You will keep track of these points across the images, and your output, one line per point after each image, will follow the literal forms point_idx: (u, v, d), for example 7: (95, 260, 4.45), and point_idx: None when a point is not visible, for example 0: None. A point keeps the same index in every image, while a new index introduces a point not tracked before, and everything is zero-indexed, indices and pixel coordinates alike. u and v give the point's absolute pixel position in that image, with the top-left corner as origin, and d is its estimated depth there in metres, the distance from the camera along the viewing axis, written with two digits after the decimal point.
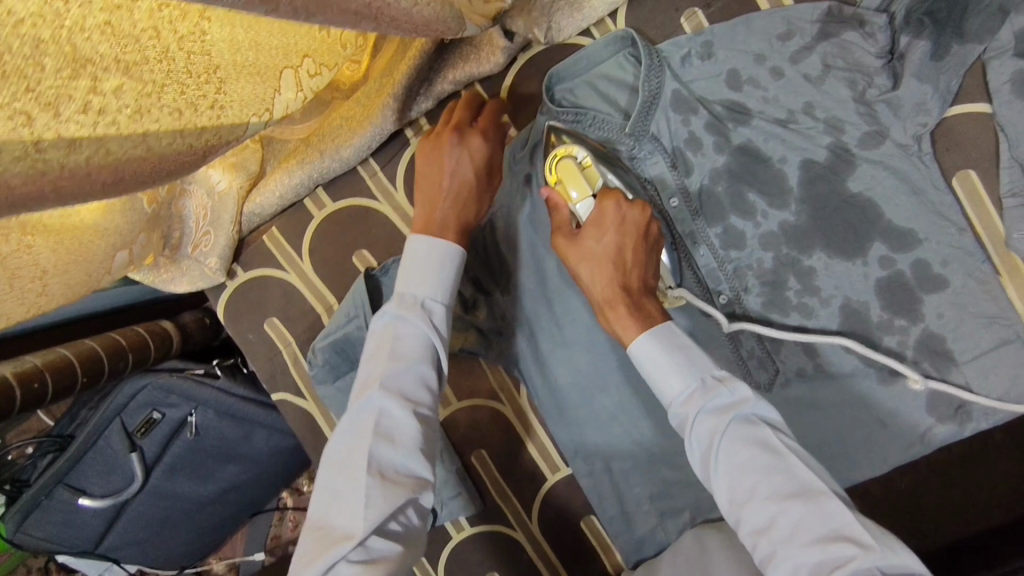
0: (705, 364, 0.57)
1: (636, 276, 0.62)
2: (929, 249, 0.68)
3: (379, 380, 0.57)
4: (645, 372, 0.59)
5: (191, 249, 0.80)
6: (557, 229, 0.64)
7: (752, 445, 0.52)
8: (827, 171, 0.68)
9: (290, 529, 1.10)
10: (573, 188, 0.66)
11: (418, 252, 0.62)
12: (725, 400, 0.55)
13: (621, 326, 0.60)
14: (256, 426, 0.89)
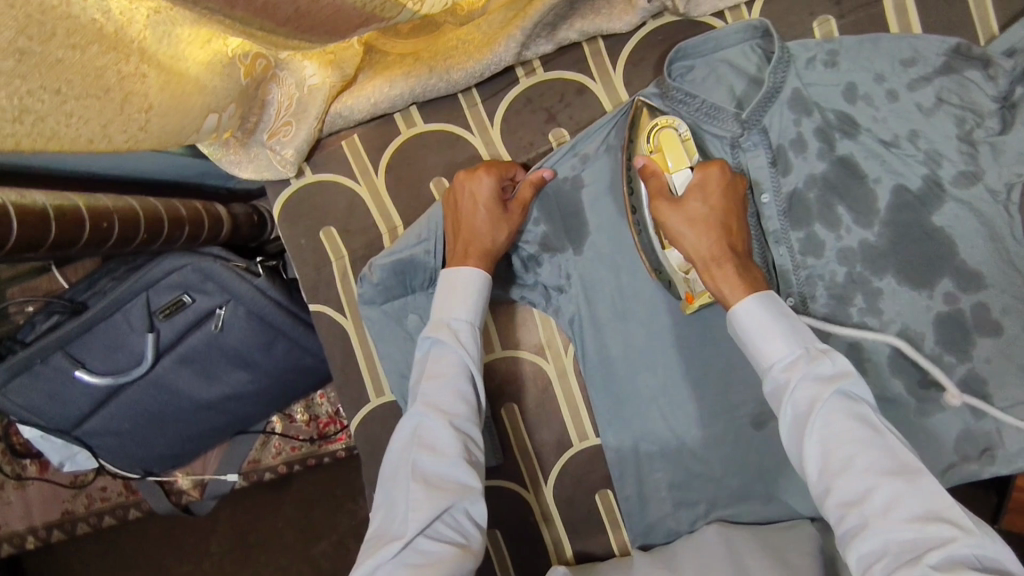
0: (808, 335, 0.60)
1: (739, 238, 0.66)
2: (993, 295, 0.70)
3: (422, 401, 0.65)
4: (747, 334, 0.62)
5: (266, 137, 0.75)
6: (657, 194, 0.68)
7: (852, 417, 0.56)
8: (916, 200, 0.70)
9: (271, 456, 1.06)
10: (670, 158, 0.69)
11: (450, 283, 0.69)
12: (828, 370, 0.58)
13: (726, 283, 0.64)
14: (279, 336, 0.86)
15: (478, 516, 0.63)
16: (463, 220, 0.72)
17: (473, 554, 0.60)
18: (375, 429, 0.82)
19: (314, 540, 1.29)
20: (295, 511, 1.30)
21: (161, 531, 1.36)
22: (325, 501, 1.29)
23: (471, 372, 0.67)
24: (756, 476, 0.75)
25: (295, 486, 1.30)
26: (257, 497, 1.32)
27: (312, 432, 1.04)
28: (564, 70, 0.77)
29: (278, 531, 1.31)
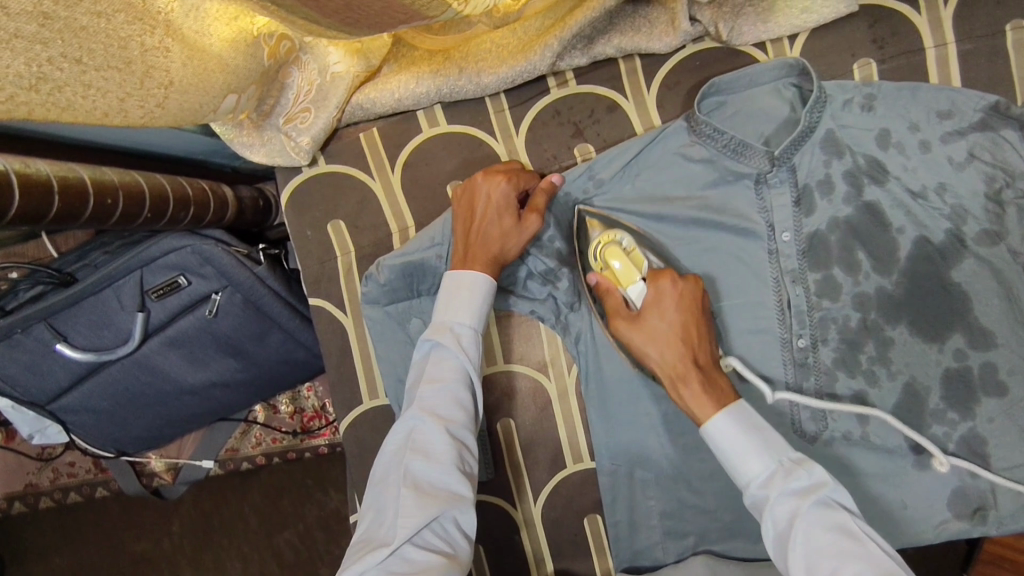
0: (780, 445, 0.59)
1: (704, 352, 0.64)
2: (1003, 355, 0.69)
3: (417, 404, 0.62)
4: (722, 450, 0.60)
5: (282, 121, 0.73)
6: (614, 313, 0.67)
7: (836, 530, 0.53)
8: (937, 254, 0.69)
9: (250, 445, 1.03)
10: (620, 269, 0.68)
11: (454, 285, 0.67)
12: (803, 483, 0.57)
13: (688, 400, 0.62)
14: (274, 327, 0.83)
15: (467, 526, 0.60)
16: (475, 227, 0.69)
17: (460, 567, 0.57)
18: (364, 431, 0.79)
19: (280, 531, 1.26)
20: (263, 500, 1.26)
21: (124, 508, 1.32)
22: (294, 491, 1.25)
23: (471, 377, 0.64)
24: (748, 515, 0.74)
25: (266, 474, 1.26)
26: (226, 482, 1.28)
27: (295, 426, 1.01)
28: (596, 85, 0.75)
29: (244, 519, 1.27)
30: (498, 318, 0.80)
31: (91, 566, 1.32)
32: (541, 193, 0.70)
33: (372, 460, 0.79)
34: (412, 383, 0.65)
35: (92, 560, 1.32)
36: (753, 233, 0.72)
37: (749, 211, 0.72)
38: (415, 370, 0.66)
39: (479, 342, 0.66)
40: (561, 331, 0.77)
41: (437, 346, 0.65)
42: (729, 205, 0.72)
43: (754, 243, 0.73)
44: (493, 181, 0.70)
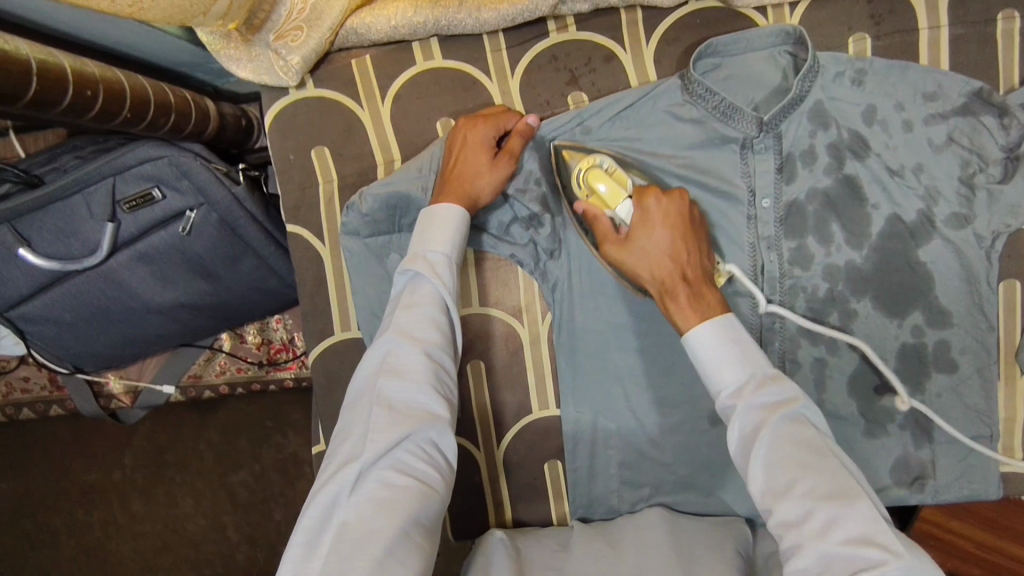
0: (758, 360, 0.60)
1: (693, 262, 0.64)
2: (957, 335, 0.73)
3: (393, 329, 0.62)
4: (699, 360, 0.61)
5: (272, 38, 0.70)
6: (604, 239, 0.67)
7: (798, 444, 0.56)
8: (907, 233, 0.72)
9: (213, 374, 1.02)
10: (606, 191, 0.68)
11: (435, 216, 0.67)
12: (773, 397, 0.58)
13: (678, 313, 0.63)
14: (248, 252, 0.81)
15: (446, 447, 0.61)
16: (452, 168, 0.70)
17: (436, 488, 0.58)
18: (334, 362, 0.79)
19: (235, 469, 1.25)
20: (219, 437, 1.26)
21: (77, 435, 1.30)
22: (253, 430, 1.24)
23: (447, 303, 0.64)
24: (702, 469, 0.77)
25: (226, 409, 1.25)
26: (183, 417, 1.27)
27: (261, 357, 1.00)
28: (595, 32, 0.74)
29: (198, 455, 1.27)
30: (478, 260, 0.79)
31: (39, 491, 1.31)
32: (518, 134, 0.71)
33: (340, 391, 0.79)
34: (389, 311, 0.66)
35: (41, 485, 1.31)
36: (733, 198, 0.73)
37: (733, 175, 0.73)
38: (393, 298, 0.67)
39: (456, 270, 0.66)
40: (538, 278, 0.76)
41: (414, 275, 0.65)
42: (713, 168, 0.73)
43: (733, 208, 0.74)
44: (472, 130, 0.72)
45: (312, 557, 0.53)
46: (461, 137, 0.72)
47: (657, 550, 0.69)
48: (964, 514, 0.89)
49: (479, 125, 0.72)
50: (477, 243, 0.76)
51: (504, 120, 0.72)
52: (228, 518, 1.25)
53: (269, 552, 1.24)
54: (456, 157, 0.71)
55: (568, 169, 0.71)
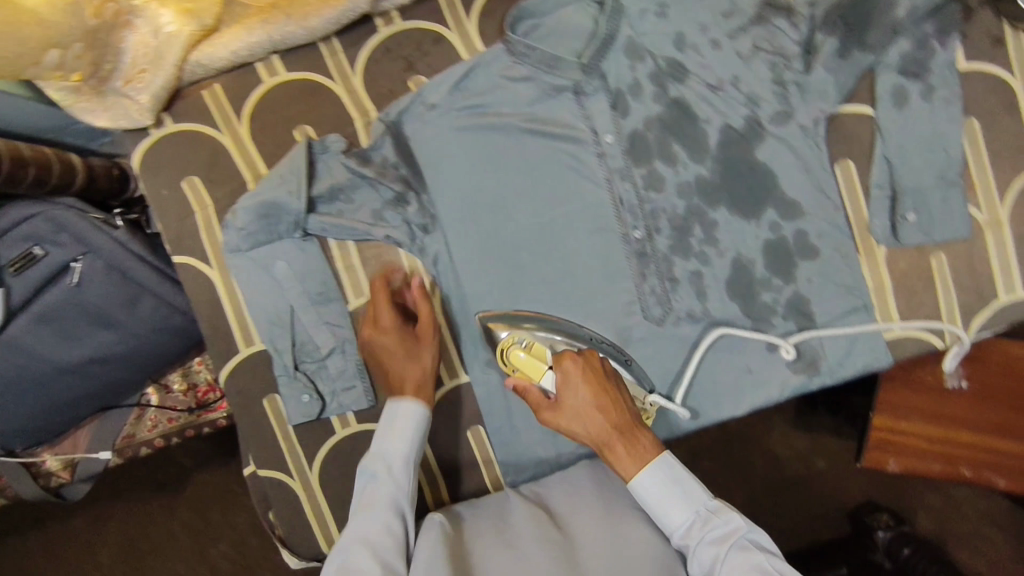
0: (699, 496, 0.70)
1: (620, 415, 0.73)
2: (810, 222, 0.79)
3: (372, 500, 0.72)
4: (648, 503, 0.71)
5: (122, 84, 0.75)
6: (539, 408, 0.75)
7: (749, 569, 0.64)
8: (741, 138, 0.78)
9: (146, 430, 1.03)
10: (527, 365, 0.76)
11: (393, 417, 0.76)
12: (720, 531, 0.68)
13: (619, 461, 0.72)
14: (144, 291, 0.84)
15: None
16: (381, 363, 0.79)
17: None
18: (246, 378, 0.83)
19: (215, 543, 1.25)
20: (187, 510, 1.26)
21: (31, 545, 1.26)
22: (227, 503, 1.26)
23: (401, 496, 0.73)
24: None
25: (192, 486, 1.26)
26: (151, 504, 1.26)
27: (190, 402, 1.02)
28: (420, 19, 0.80)
29: (171, 535, 1.26)
30: (360, 251, 0.82)
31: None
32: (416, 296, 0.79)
33: (258, 403, 0.83)
34: (361, 492, 0.74)
35: None
36: (579, 141, 0.79)
37: (573, 119, 0.79)
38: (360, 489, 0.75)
39: (413, 469, 0.75)
40: (417, 255, 0.82)
41: (372, 473, 0.74)
42: (554, 118, 0.79)
43: (583, 150, 0.79)
44: (379, 317, 0.79)
45: None
46: (377, 334, 0.79)
47: (590, 519, 0.73)
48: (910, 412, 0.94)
49: (386, 316, 0.79)
50: (354, 233, 0.80)
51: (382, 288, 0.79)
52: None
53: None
54: (376, 351, 0.79)
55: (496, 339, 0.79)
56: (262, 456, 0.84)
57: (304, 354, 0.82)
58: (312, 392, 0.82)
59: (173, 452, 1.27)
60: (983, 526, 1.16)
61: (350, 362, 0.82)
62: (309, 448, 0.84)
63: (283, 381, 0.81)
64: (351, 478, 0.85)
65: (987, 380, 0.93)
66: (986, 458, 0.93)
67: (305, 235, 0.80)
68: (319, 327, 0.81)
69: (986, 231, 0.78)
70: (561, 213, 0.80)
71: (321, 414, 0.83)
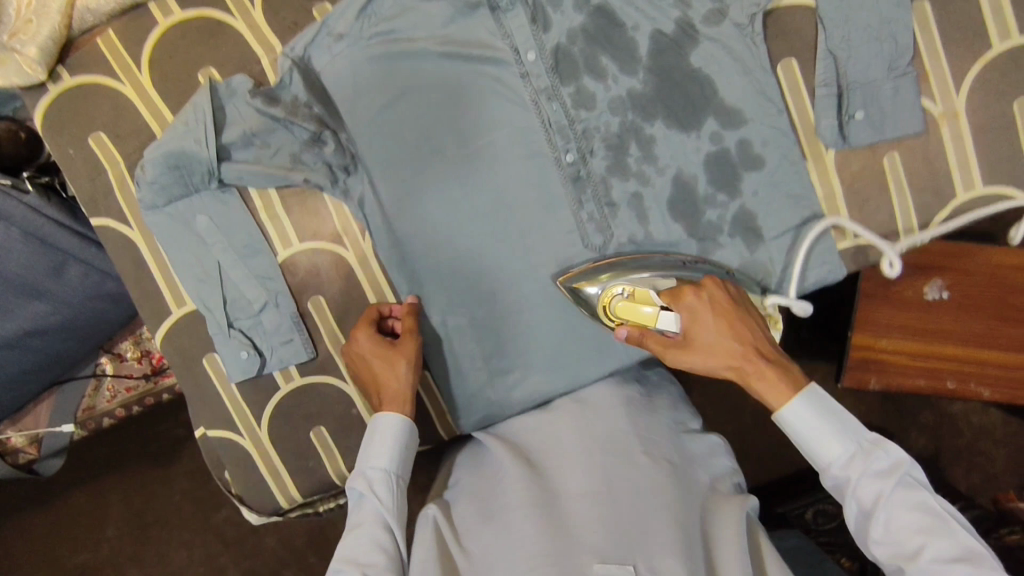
0: (858, 429, 0.66)
1: (757, 341, 0.69)
2: (753, 129, 0.74)
3: (359, 522, 0.69)
4: (802, 435, 0.67)
5: (7, 37, 0.72)
6: (664, 351, 0.70)
7: (916, 509, 0.61)
8: (673, 44, 0.73)
9: (106, 400, 1.01)
10: (647, 314, 0.69)
11: (369, 443, 0.71)
12: (883, 464, 0.63)
13: (762, 392, 0.68)
14: (68, 258, 0.83)
15: None
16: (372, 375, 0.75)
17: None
18: (181, 339, 0.81)
19: (215, 509, 1.26)
20: (178, 480, 1.26)
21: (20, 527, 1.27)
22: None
23: (387, 511, 0.69)
24: (560, 334, 0.79)
25: (179, 455, 1.27)
26: (149, 477, 1.27)
27: (146, 369, 1.01)
28: None
29: (162, 505, 1.27)
30: (283, 198, 0.79)
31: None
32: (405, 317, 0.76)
33: (197, 364, 0.81)
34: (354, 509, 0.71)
35: None
36: (500, 61, 0.74)
37: (491, 37, 0.73)
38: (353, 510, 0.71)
39: (396, 484, 0.71)
40: (342, 198, 0.78)
41: (359, 493, 0.70)
42: (472, 38, 0.73)
43: (505, 71, 0.74)
44: (357, 338, 0.75)
45: None
46: (368, 350, 0.75)
47: (576, 474, 0.70)
48: (888, 329, 0.89)
49: (363, 339, 0.75)
50: (274, 178, 0.77)
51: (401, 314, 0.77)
52: (225, 558, 1.26)
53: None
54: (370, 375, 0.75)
55: (586, 296, 0.74)
56: (208, 418, 0.83)
57: (237, 310, 0.80)
58: (249, 346, 0.79)
59: (166, 423, 1.27)
60: (975, 439, 1.13)
61: (285, 316, 0.80)
62: (254, 407, 0.82)
63: (219, 340, 0.79)
64: (301, 434, 0.83)
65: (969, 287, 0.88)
66: (970, 370, 0.90)
67: (223, 185, 0.77)
68: (249, 280, 0.79)
69: (941, 124, 0.74)
70: (488, 139, 0.76)
71: (262, 369, 0.81)
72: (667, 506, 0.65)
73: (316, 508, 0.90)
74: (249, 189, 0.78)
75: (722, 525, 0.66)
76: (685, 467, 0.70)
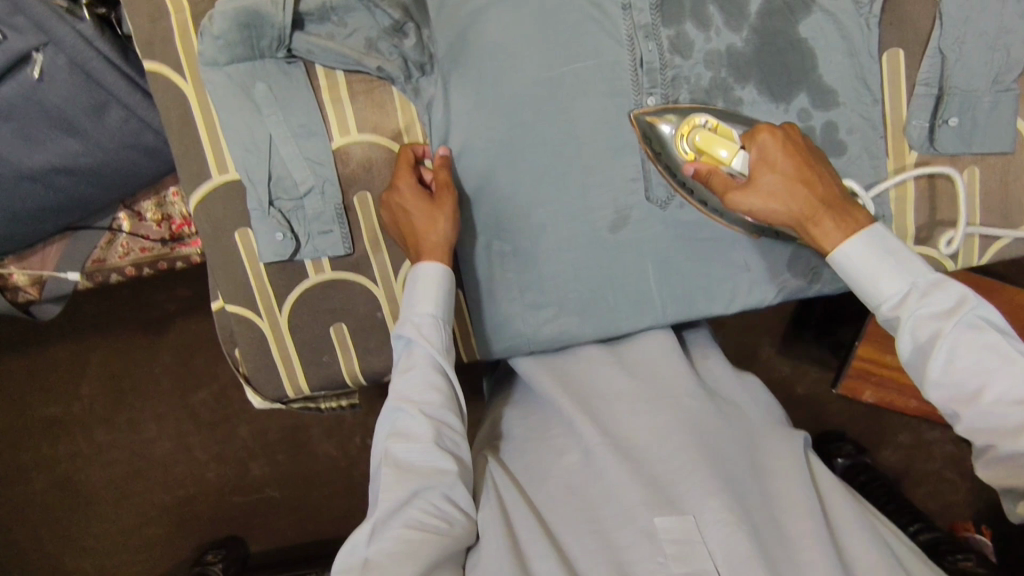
0: (917, 268, 0.59)
1: (826, 186, 0.63)
2: (843, 114, 0.72)
3: (404, 377, 0.67)
4: (853, 275, 0.62)
5: None
6: (725, 188, 0.65)
7: (980, 350, 0.55)
8: (785, 8, 0.71)
9: (118, 256, 0.94)
10: (724, 153, 0.66)
11: (418, 286, 0.69)
12: (943, 302, 0.57)
13: (825, 234, 0.63)
14: (112, 99, 0.80)
15: (459, 500, 0.63)
16: (408, 228, 0.72)
17: (457, 531, 0.62)
18: (216, 208, 0.78)
19: (195, 390, 1.22)
20: (174, 358, 1.22)
21: None
22: (209, 348, 1.22)
23: (441, 362, 0.68)
24: (601, 281, 0.77)
25: (176, 329, 1.21)
26: (132, 342, 1.22)
27: (163, 234, 0.93)
28: None
29: (154, 381, 1.22)
30: (349, 84, 0.76)
31: None
32: (441, 169, 0.73)
33: (228, 236, 0.79)
34: (399, 363, 0.69)
35: None
36: None
37: None
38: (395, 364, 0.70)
39: (443, 329, 0.69)
40: (412, 96, 0.75)
41: (407, 340, 0.69)
42: None
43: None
44: (399, 185, 0.73)
45: (376, 537, 0.60)
46: (408, 197, 0.72)
47: (624, 408, 0.70)
48: None
49: (405, 188, 0.72)
50: (344, 61, 0.74)
51: (438, 167, 0.74)
52: (194, 438, 1.22)
53: (239, 469, 1.22)
54: (407, 226, 0.72)
55: (659, 135, 0.72)
56: (228, 292, 0.81)
57: (280, 190, 0.77)
58: (287, 230, 0.77)
59: (155, 297, 1.21)
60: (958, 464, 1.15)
61: (328, 206, 0.77)
62: (278, 291, 0.81)
63: (256, 217, 0.77)
64: (321, 327, 0.82)
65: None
66: None
67: (290, 57, 0.75)
68: (297, 160, 0.76)
69: None
70: (574, 66, 0.72)
71: (294, 255, 0.79)
72: (728, 440, 0.66)
73: (318, 403, 0.90)
74: (316, 65, 0.76)
75: (775, 460, 0.66)
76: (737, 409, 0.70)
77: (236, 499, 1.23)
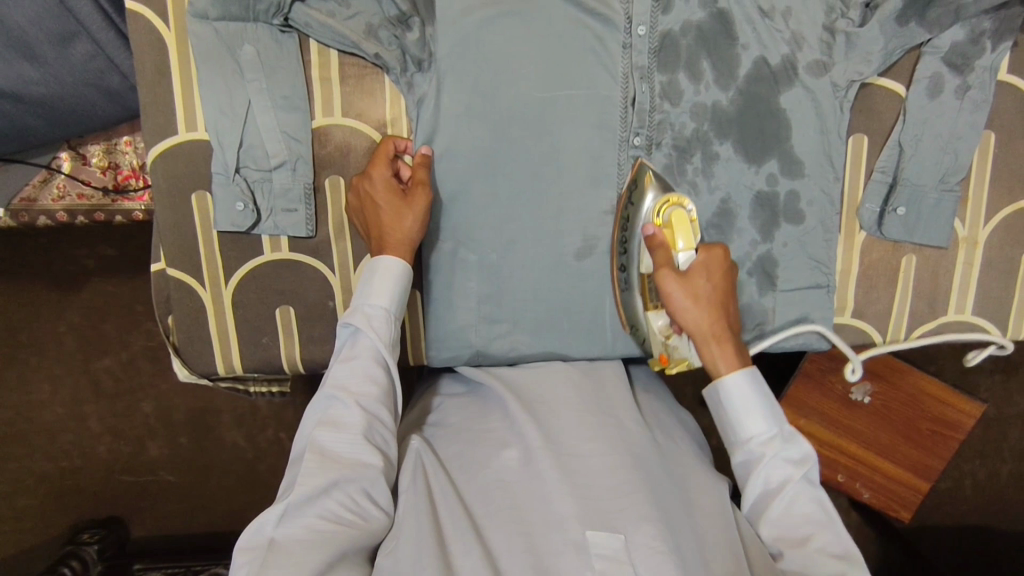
0: (784, 415, 0.66)
1: (732, 319, 0.68)
2: (806, 184, 0.76)
3: (344, 366, 0.65)
4: (732, 405, 0.66)
5: None
6: (663, 265, 0.67)
7: (812, 504, 0.64)
8: (771, 76, 0.75)
9: (50, 199, 0.86)
10: (682, 241, 0.69)
11: (374, 278, 0.68)
12: (796, 454, 0.65)
13: (717, 355, 0.66)
14: (81, 31, 0.76)
15: (379, 497, 0.62)
16: (374, 216, 0.71)
17: (371, 528, 0.60)
18: (177, 165, 0.74)
19: (100, 355, 1.13)
20: (82, 318, 1.12)
21: None
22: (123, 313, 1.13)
23: (386, 357, 0.66)
24: (559, 305, 0.78)
25: (91, 288, 1.11)
26: (38, 294, 1.11)
27: (106, 184, 0.87)
28: None
29: (56, 337, 1.12)
30: (342, 65, 0.74)
31: None
32: (420, 166, 0.72)
33: (183, 197, 0.75)
34: (341, 351, 0.67)
35: None
36: (611, 22, 0.73)
37: None
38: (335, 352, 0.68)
39: (394, 323, 0.68)
40: (403, 89, 0.74)
41: (353, 329, 0.67)
42: None
43: (611, 34, 0.73)
44: (372, 172, 0.71)
45: (287, 522, 0.58)
46: (380, 186, 0.70)
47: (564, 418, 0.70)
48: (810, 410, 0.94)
49: (378, 176, 0.71)
50: (341, 40, 0.73)
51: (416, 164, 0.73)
52: (91, 407, 1.13)
53: (134, 447, 1.14)
54: (373, 212, 0.71)
55: (639, 193, 0.73)
56: (173, 254, 0.76)
57: (249, 159, 0.74)
58: (248, 202, 0.74)
59: (72, 249, 1.10)
60: None
61: (297, 185, 0.75)
62: (228, 262, 0.77)
63: (218, 181, 0.74)
64: (266, 307, 0.78)
65: (891, 402, 0.95)
66: (861, 471, 0.97)
67: (285, 26, 0.73)
68: (273, 132, 0.73)
69: (961, 245, 0.79)
70: (569, 92, 0.74)
71: (251, 228, 0.76)
72: (658, 466, 0.67)
73: (247, 386, 0.86)
74: (310, 40, 0.74)
75: (702, 499, 0.68)
76: (672, 445, 0.71)
77: (125, 477, 1.14)
